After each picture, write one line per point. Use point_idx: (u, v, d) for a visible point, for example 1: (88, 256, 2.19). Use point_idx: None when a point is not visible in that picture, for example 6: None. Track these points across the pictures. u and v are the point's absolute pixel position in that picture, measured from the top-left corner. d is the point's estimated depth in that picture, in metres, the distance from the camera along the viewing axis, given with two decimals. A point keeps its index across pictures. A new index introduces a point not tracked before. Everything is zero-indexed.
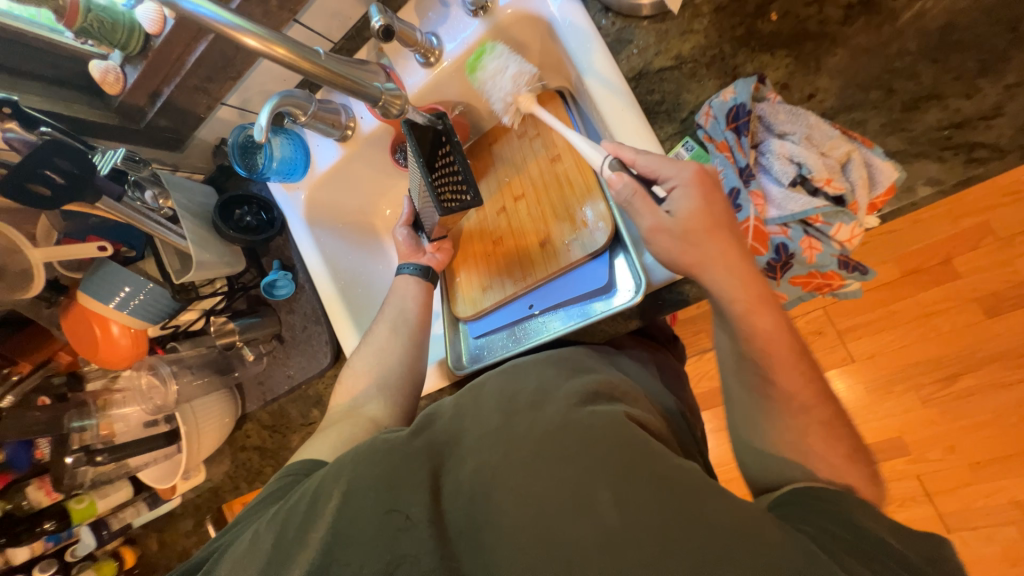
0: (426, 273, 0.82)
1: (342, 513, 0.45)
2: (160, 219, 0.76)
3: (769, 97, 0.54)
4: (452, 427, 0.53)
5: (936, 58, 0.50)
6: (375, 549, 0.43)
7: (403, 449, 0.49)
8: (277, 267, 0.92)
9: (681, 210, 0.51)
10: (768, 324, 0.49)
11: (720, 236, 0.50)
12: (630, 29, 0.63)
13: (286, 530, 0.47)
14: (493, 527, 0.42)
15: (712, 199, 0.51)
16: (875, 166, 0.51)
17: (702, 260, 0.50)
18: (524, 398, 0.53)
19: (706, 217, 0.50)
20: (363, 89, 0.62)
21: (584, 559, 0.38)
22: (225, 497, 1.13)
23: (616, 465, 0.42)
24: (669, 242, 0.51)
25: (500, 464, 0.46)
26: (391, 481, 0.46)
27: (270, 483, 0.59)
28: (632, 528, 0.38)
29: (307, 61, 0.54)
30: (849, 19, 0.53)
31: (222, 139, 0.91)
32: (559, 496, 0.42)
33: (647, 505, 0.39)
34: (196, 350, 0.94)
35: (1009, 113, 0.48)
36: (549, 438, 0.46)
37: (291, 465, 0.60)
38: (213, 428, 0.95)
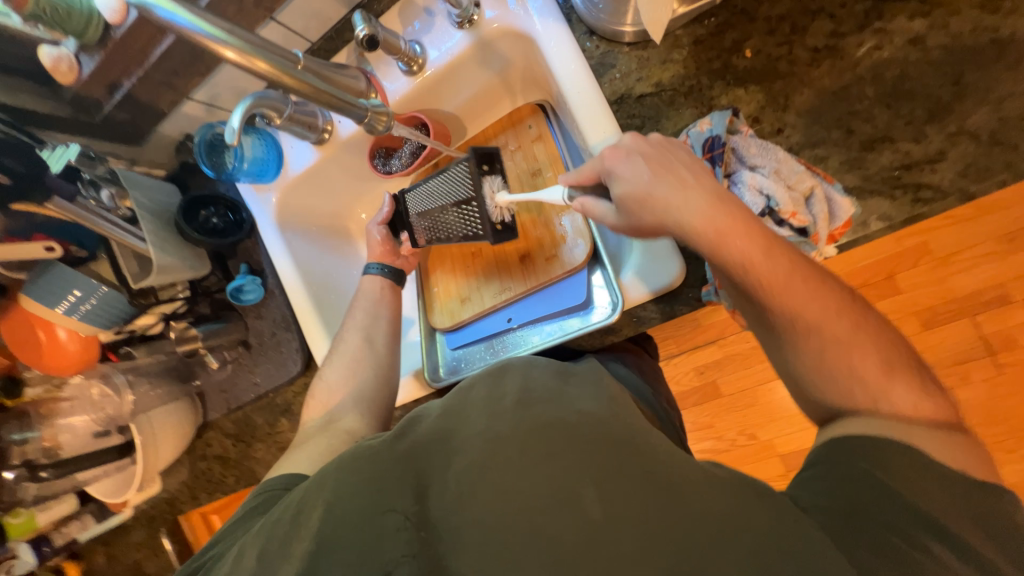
0: (396, 275, 0.81)
1: (327, 520, 0.44)
2: (117, 219, 0.71)
3: (742, 130, 0.57)
4: (439, 427, 0.50)
5: (890, 104, 0.54)
6: (363, 551, 0.42)
7: (388, 456, 0.47)
8: (245, 271, 0.88)
9: (628, 180, 0.51)
10: (744, 247, 0.46)
11: (674, 183, 0.49)
12: (613, 54, 0.65)
13: (273, 542, 0.45)
14: (480, 522, 0.42)
15: (636, 164, 0.51)
16: (835, 201, 0.55)
17: (666, 212, 0.49)
18: (509, 399, 0.51)
19: (653, 174, 0.50)
20: (350, 107, 0.61)
21: (569, 556, 0.39)
22: (182, 508, 1.08)
23: (599, 467, 0.43)
24: (625, 225, 0.53)
25: (485, 460, 0.45)
26: (378, 485, 0.45)
27: (246, 502, 0.56)
28: (613, 523, 0.40)
29: (289, 76, 0.53)
30: (816, 62, 0.56)
31: (187, 134, 0.86)
32: (545, 492, 0.42)
33: (628, 507, 0.41)
34: (152, 358, 0.90)
35: (950, 158, 0.53)
36: (535, 438, 0.46)
37: (270, 483, 0.57)
38: (171, 440, 0.90)
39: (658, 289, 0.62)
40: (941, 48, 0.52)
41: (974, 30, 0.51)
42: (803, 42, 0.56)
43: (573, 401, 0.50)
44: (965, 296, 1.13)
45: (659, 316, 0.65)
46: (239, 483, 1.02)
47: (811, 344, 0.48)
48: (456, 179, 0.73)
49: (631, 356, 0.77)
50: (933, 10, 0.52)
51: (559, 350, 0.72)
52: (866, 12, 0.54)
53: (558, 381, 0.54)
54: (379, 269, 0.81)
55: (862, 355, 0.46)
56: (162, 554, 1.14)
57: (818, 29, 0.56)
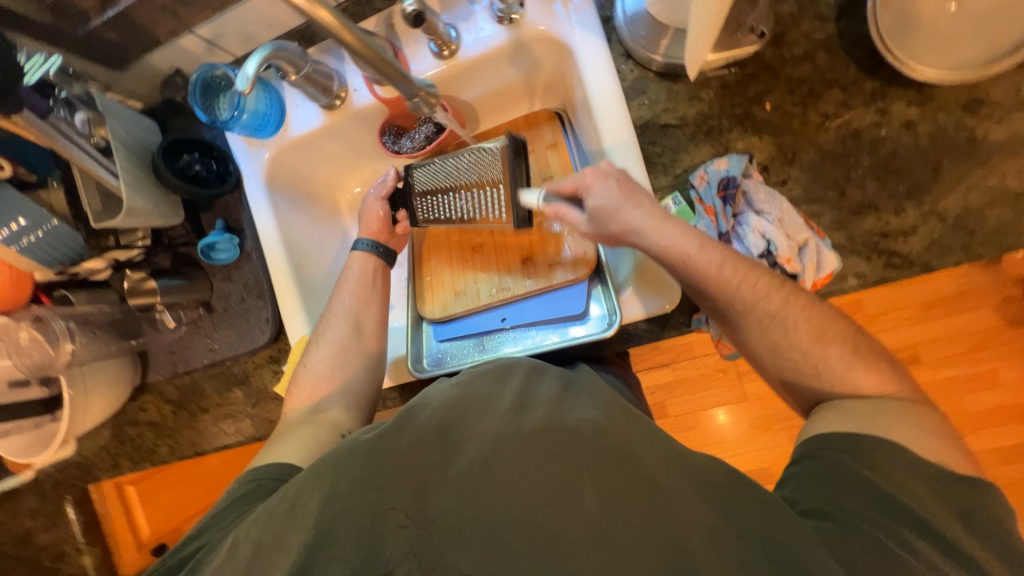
0: (386, 254, 0.78)
1: (325, 513, 0.44)
2: (88, 146, 0.64)
3: (753, 176, 0.62)
4: (438, 419, 0.50)
5: (880, 177, 0.61)
6: (365, 547, 0.42)
7: (388, 452, 0.47)
8: (222, 229, 0.81)
9: (598, 202, 0.60)
10: (683, 247, 0.57)
11: (636, 204, 0.58)
12: (644, 81, 0.67)
13: (270, 533, 0.45)
14: (479, 518, 0.42)
15: (611, 185, 0.60)
16: (822, 255, 0.60)
17: (626, 228, 0.59)
18: (507, 402, 0.51)
19: (620, 196, 0.59)
20: (404, 80, 0.59)
21: (567, 551, 0.40)
22: (97, 476, 0.95)
23: (598, 468, 0.45)
24: (596, 231, 0.62)
25: (489, 457, 0.45)
26: (377, 482, 0.45)
27: (231, 488, 0.56)
28: (611, 520, 0.42)
29: (349, 32, 0.50)
30: (824, 127, 0.62)
31: (177, 68, 0.79)
32: (546, 490, 0.43)
33: (623, 509, 0.43)
34: (95, 306, 0.80)
35: (921, 233, 0.60)
36: (537, 442, 0.46)
37: (258, 470, 0.57)
38: (103, 399, 0.81)
39: (651, 311, 0.65)
40: (928, 136, 0.59)
41: (956, 127, 0.58)
42: (816, 107, 0.62)
43: (572, 408, 0.51)
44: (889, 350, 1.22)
45: (649, 335, 0.67)
46: (172, 455, 0.92)
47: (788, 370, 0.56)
48: (480, 162, 0.72)
49: (618, 367, 0.78)
50: (927, 101, 0.59)
51: (547, 355, 0.73)
52: (873, 91, 0.60)
53: (555, 385, 0.55)
54: (372, 246, 0.77)
55: (836, 375, 0.53)
56: (61, 523, 1.02)
57: (831, 98, 0.62)
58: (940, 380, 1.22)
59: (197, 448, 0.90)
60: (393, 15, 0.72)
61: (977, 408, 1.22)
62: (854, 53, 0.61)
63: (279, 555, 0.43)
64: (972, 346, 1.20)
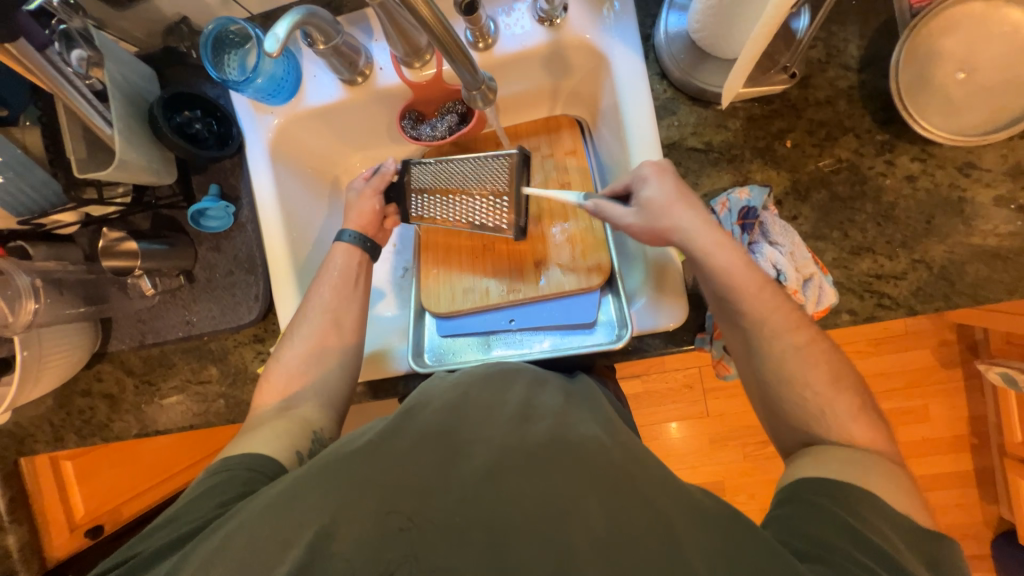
0: (364, 243, 0.70)
1: (323, 507, 0.38)
2: (84, 88, 0.59)
3: (770, 209, 0.65)
4: (444, 416, 0.45)
5: (880, 223, 0.65)
6: (360, 554, 0.35)
7: (389, 450, 0.41)
8: (215, 194, 0.75)
9: (651, 195, 0.59)
10: (723, 253, 0.56)
11: (687, 206, 0.58)
12: (676, 103, 0.69)
13: (256, 530, 0.39)
14: (484, 521, 0.36)
15: (667, 180, 0.59)
16: (824, 290, 0.64)
17: (673, 227, 0.58)
18: (511, 408, 0.47)
19: (673, 194, 0.58)
20: (473, 71, 0.59)
21: (580, 568, 0.35)
22: (34, 449, 0.83)
23: (620, 478, 0.40)
24: (641, 225, 0.60)
25: (495, 462, 0.40)
26: (378, 477, 0.39)
27: (201, 478, 0.50)
28: (622, 537, 0.36)
29: (424, 3, 0.49)
30: (836, 169, 0.66)
31: (184, 16, 0.73)
32: (557, 497, 0.38)
33: (637, 514, 0.38)
34: (58, 264, 0.72)
35: (909, 279, 0.64)
36: (548, 450, 0.41)
37: (229, 460, 0.51)
38: (58, 365, 0.73)
39: (651, 327, 0.67)
40: (926, 190, 0.64)
41: (950, 185, 0.64)
42: (831, 150, 0.66)
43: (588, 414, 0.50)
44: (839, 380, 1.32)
45: (653, 349, 0.69)
46: (128, 433, 0.81)
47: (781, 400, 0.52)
48: (487, 171, 0.72)
49: (612, 379, 0.79)
50: (929, 158, 0.64)
51: (549, 359, 0.73)
52: (883, 142, 0.65)
53: (557, 399, 0.50)
54: (359, 239, 0.69)
55: (827, 414, 0.50)
56: None
57: (845, 143, 0.66)
58: (880, 410, 1.32)
59: (153, 427, 0.81)
60: None
61: (908, 437, 1.32)
62: (871, 104, 0.65)
63: (266, 554, 0.37)
64: (910, 383, 1.31)
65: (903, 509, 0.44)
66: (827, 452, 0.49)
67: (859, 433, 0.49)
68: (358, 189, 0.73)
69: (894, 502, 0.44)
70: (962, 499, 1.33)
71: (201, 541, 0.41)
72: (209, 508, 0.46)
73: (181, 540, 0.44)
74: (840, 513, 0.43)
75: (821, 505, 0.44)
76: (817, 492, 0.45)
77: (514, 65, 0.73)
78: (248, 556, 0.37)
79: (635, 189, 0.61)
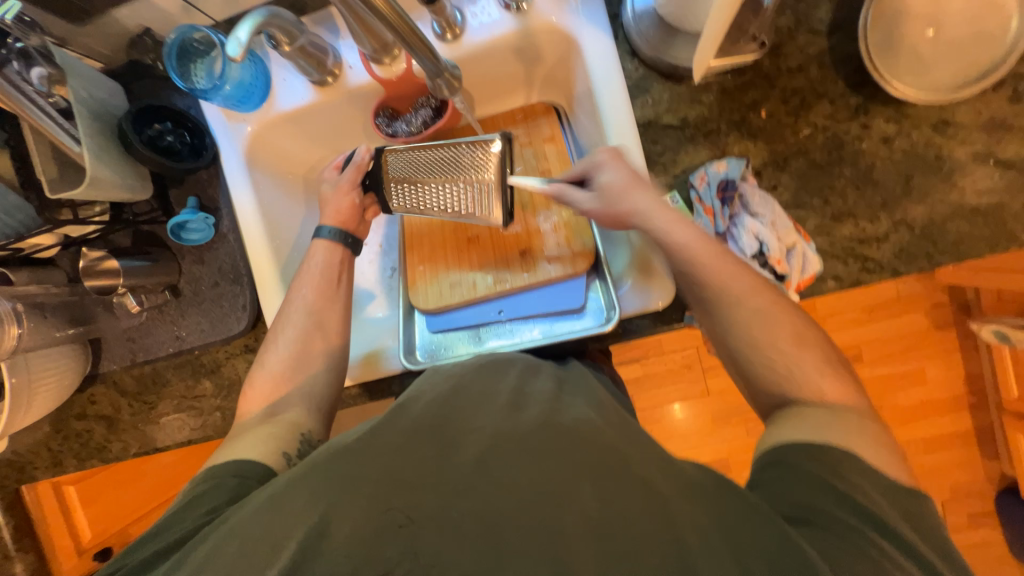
0: (345, 238, 0.69)
1: (314, 507, 0.38)
2: (48, 108, 0.59)
3: (749, 180, 0.66)
4: (435, 409, 0.45)
5: (859, 187, 0.65)
6: (353, 552, 0.35)
7: (380, 447, 0.41)
8: (194, 206, 0.74)
9: (608, 181, 0.60)
10: (681, 231, 0.56)
11: (643, 188, 0.58)
12: (649, 81, 0.69)
13: (247, 535, 0.38)
14: (475, 510, 0.36)
15: (622, 167, 0.60)
16: (807, 258, 0.65)
17: (632, 210, 0.58)
18: (500, 396, 0.46)
19: (629, 179, 0.59)
20: (434, 60, 0.59)
21: (571, 550, 0.34)
22: (35, 476, 0.83)
23: (613, 456, 0.40)
24: (600, 211, 0.60)
25: (488, 452, 0.40)
26: (370, 476, 0.39)
27: (189, 487, 0.49)
28: (612, 515, 0.36)
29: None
30: (813, 137, 0.66)
31: (146, 28, 0.72)
32: (548, 479, 0.38)
33: (627, 490, 0.38)
34: (41, 288, 0.72)
35: (892, 241, 0.65)
36: (537, 436, 0.41)
37: (218, 468, 0.50)
38: (49, 391, 0.72)
39: (640, 307, 0.67)
40: (903, 151, 0.65)
41: (926, 144, 0.64)
42: (806, 117, 0.66)
43: (575, 399, 0.49)
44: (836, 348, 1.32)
45: (643, 330, 0.69)
46: (126, 453, 0.81)
47: (769, 370, 0.52)
48: (463, 157, 0.66)
49: (605, 364, 0.79)
50: (903, 119, 0.64)
51: (541, 348, 0.73)
52: (857, 106, 0.65)
53: (548, 385, 0.50)
54: (339, 235, 0.68)
55: (819, 377, 0.51)
56: None
57: (820, 110, 0.66)
58: (877, 375, 1.33)
59: (152, 445, 0.80)
60: None
61: (905, 401, 1.34)
62: (843, 69, 0.65)
63: (255, 560, 0.36)
64: (904, 347, 1.31)
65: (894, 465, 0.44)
66: (803, 409, 0.49)
67: (847, 396, 0.50)
68: (334, 182, 0.70)
69: (884, 460, 0.44)
70: (962, 458, 1.34)
71: (190, 552, 0.40)
72: (194, 517, 0.45)
73: (169, 550, 0.43)
74: (830, 476, 0.42)
75: (801, 465, 0.44)
76: (800, 453, 0.45)
77: (484, 55, 0.72)
78: (242, 560, 0.36)
79: (593, 177, 0.62)
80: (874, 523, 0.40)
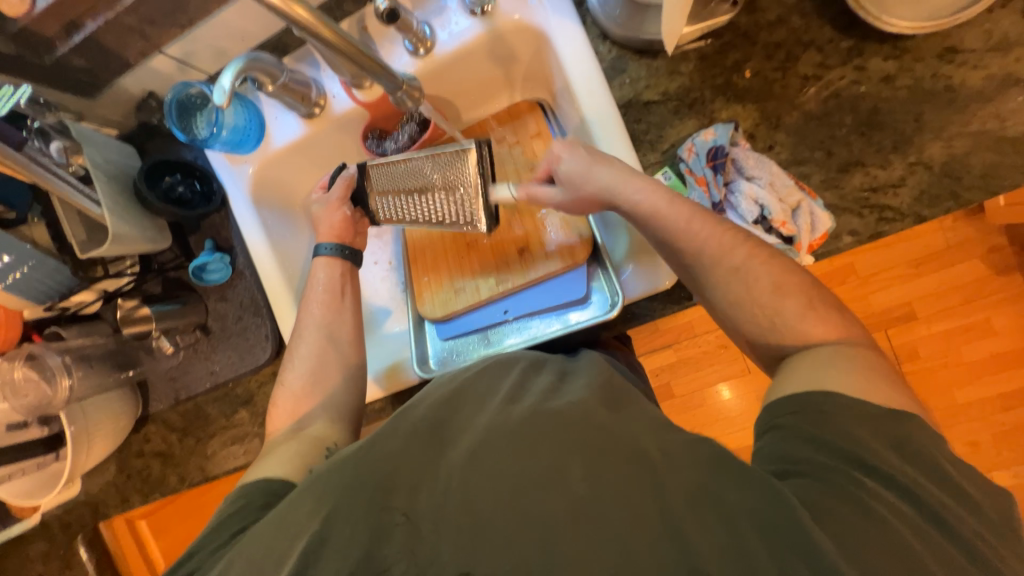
0: (342, 251, 0.71)
1: (315, 518, 0.39)
2: (67, 175, 0.64)
3: (741, 144, 0.64)
4: (438, 410, 0.45)
5: (864, 133, 0.61)
6: (349, 557, 0.36)
7: (381, 452, 0.42)
8: (211, 248, 0.79)
9: (568, 168, 0.60)
10: (651, 199, 0.55)
11: (603, 164, 0.58)
12: (624, 60, 0.68)
13: (257, 551, 0.40)
14: (467, 503, 0.37)
15: (577, 149, 0.60)
16: (816, 215, 0.61)
17: (598, 191, 0.58)
18: (499, 394, 0.46)
19: (587, 159, 0.59)
20: (389, 75, 0.61)
21: (559, 534, 0.35)
22: (107, 513, 0.90)
23: (608, 443, 0.39)
24: (571, 201, 0.61)
25: (479, 446, 0.40)
26: (370, 482, 0.40)
27: (223, 505, 0.52)
28: (607, 496, 0.36)
29: (327, 27, 0.51)
30: (805, 89, 0.62)
31: (150, 91, 0.78)
32: (534, 468, 0.38)
33: (623, 470, 0.38)
34: (89, 339, 0.79)
35: (909, 185, 0.60)
36: (528, 427, 0.41)
37: (247, 485, 0.53)
38: (106, 433, 0.79)
39: (647, 289, 0.65)
40: (908, 88, 0.60)
41: (934, 76, 0.59)
42: (795, 70, 0.63)
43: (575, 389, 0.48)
44: (877, 313, 1.12)
45: (652, 312, 0.67)
46: (183, 484, 0.86)
47: (779, 336, 0.49)
48: (439, 167, 0.68)
49: (623, 351, 0.77)
50: (903, 54, 0.60)
51: (552, 342, 0.72)
52: (849, 49, 0.61)
53: (552, 377, 0.49)
54: (337, 249, 0.71)
55: (838, 338, 0.48)
56: (75, 564, 0.98)
57: (809, 60, 0.62)
58: (935, 333, 1.12)
59: (204, 478, 0.85)
60: (365, 16, 0.72)
61: (973, 357, 1.12)
62: (828, 13, 0.62)
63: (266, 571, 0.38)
64: (962, 299, 1.10)
65: (917, 422, 0.41)
66: (801, 355, 0.47)
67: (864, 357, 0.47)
68: (324, 201, 0.73)
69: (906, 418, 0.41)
70: None
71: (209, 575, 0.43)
72: (223, 536, 0.48)
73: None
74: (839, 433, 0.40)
75: (800, 424, 0.42)
76: (786, 411, 0.43)
77: (458, 62, 0.73)
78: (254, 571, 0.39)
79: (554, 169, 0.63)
80: (898, 482, 0.38)
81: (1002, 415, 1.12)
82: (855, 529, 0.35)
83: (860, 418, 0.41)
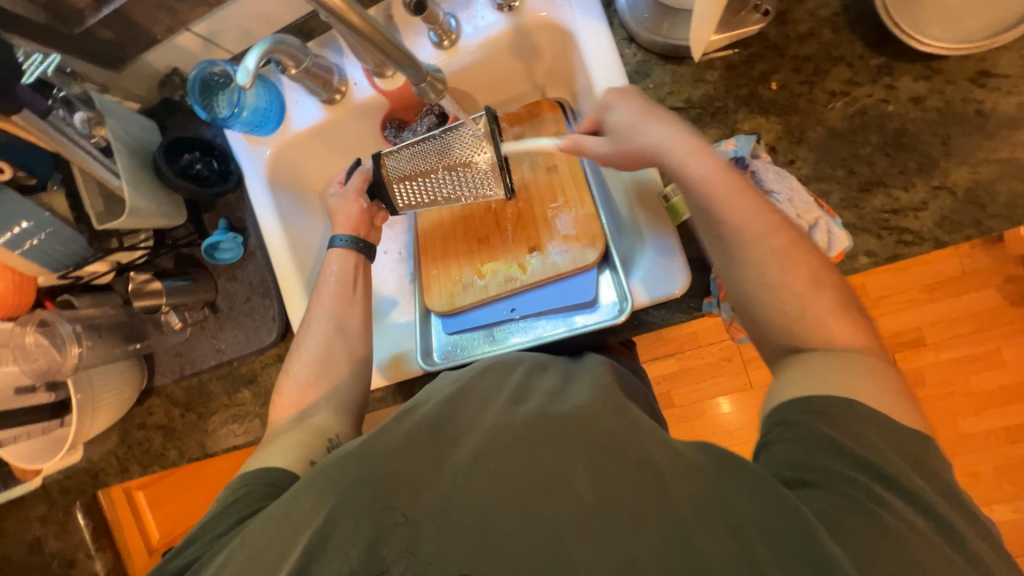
0: (356, 243, 0.72)
1: (318, 512, 0.40)
2: (89, 146, 0.65)
3: (762, 157, 0.62)
4: (443, 410, 0.46)
5: (889, 153, 0.60)
6: (350, 555, 0.37)
7: (386, 449, 0.42)
8: (224, 228, 0.80)
9: (618, 120, 0.60)
10: (699, 156, 0.53)
11: (658, 118, 0.57)
12: (648, 64, 0.67)
13: (257, 543, 0.41)
14: (466, 503, 0.37)
15: (631, 101, 0.60)
16: (834, 234, 0.59)
17: (644, 144, 0.57)
18: (504, 393, 0.47)
19: (640, 111, 0.58)
20: (410, 64, 0.60)
21: (558, 541, 0.35)
22: (106, 482, 0.90)
23: (610, 449, 0.39)
24: (612, 154, 0.60)
25: (481, 447, 0.40)
26: (373, 480, 0.40)
27: (224, 494, 0.52)
28: (608, 502, 0.36)
29: (355, 13, 0.52)
30: (831, 105, 0.62)
31: (175, 67, 0.79)
32: (535, 472, 0.38)
33: (625, 476, 0.37)
34: (98, 309, 0.80)
35: (931, 209, 0.59)
36: (530, 430, 0.41)
37: (249, 475, 0.53)
38: (110, 403, 0.80)
39: (656, 297, 0.65)
40: (937, 110, 0.59)
41: (965, 100, 0.58)
42: (822, 85, 0.62)
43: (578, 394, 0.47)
44: (887, 335, 1.11)
45: (660, 320, 0.67)
46: (181, 459, 0.87)
47: (791, 352, 0.49)
48: (455, 143, 0.67)
49: (627, 357, 0.76)
50: (934, 75, 0.59)
51: (558, 343, 0.72)
52: (879, 67, 0.60)
53: (556, 379, 0.49)
54: (352, 242, 0.71)
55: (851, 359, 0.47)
56: (71, 529, 0.99)
57: (837, 75, 0.62)
58: (944, 360, 1.11)
59: (203, 454, 0.86)
60: (392, 5, 0.72)
61: (980, 387, 1.10)
62: (859, 29, 0.61)
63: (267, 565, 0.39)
64: (975, 327, 1.08)
65: (929, 451, 0.40)
66: (800, 358, 0.47)
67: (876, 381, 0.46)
68: (341, 195, 0.74)
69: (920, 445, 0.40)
70: None
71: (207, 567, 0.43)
72: (224, 526, 0.48)
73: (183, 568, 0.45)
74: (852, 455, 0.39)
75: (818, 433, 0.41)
76: (793, 414, 0.43)
77: (481, 57, 0.73)
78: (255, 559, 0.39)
79: (603, 120, 0.62)
80: (908, 509, 0.37)
81: (1006, 448, 1.11)
82: (864, 551, 0.34)
83: (872, 443, 0.40)
